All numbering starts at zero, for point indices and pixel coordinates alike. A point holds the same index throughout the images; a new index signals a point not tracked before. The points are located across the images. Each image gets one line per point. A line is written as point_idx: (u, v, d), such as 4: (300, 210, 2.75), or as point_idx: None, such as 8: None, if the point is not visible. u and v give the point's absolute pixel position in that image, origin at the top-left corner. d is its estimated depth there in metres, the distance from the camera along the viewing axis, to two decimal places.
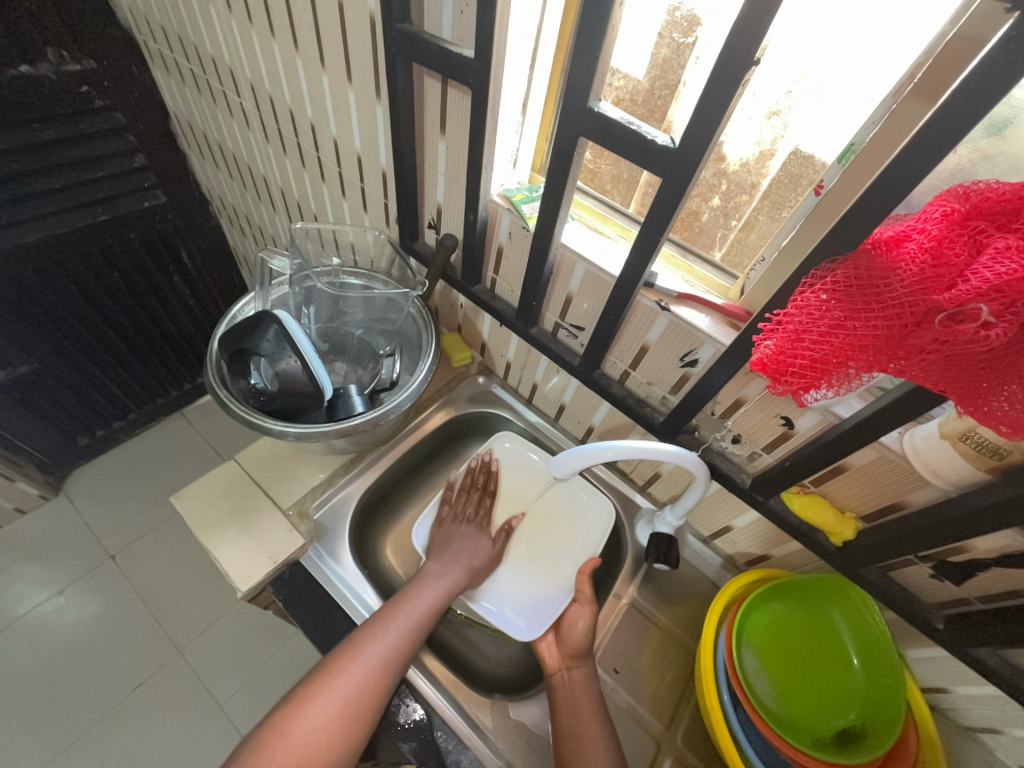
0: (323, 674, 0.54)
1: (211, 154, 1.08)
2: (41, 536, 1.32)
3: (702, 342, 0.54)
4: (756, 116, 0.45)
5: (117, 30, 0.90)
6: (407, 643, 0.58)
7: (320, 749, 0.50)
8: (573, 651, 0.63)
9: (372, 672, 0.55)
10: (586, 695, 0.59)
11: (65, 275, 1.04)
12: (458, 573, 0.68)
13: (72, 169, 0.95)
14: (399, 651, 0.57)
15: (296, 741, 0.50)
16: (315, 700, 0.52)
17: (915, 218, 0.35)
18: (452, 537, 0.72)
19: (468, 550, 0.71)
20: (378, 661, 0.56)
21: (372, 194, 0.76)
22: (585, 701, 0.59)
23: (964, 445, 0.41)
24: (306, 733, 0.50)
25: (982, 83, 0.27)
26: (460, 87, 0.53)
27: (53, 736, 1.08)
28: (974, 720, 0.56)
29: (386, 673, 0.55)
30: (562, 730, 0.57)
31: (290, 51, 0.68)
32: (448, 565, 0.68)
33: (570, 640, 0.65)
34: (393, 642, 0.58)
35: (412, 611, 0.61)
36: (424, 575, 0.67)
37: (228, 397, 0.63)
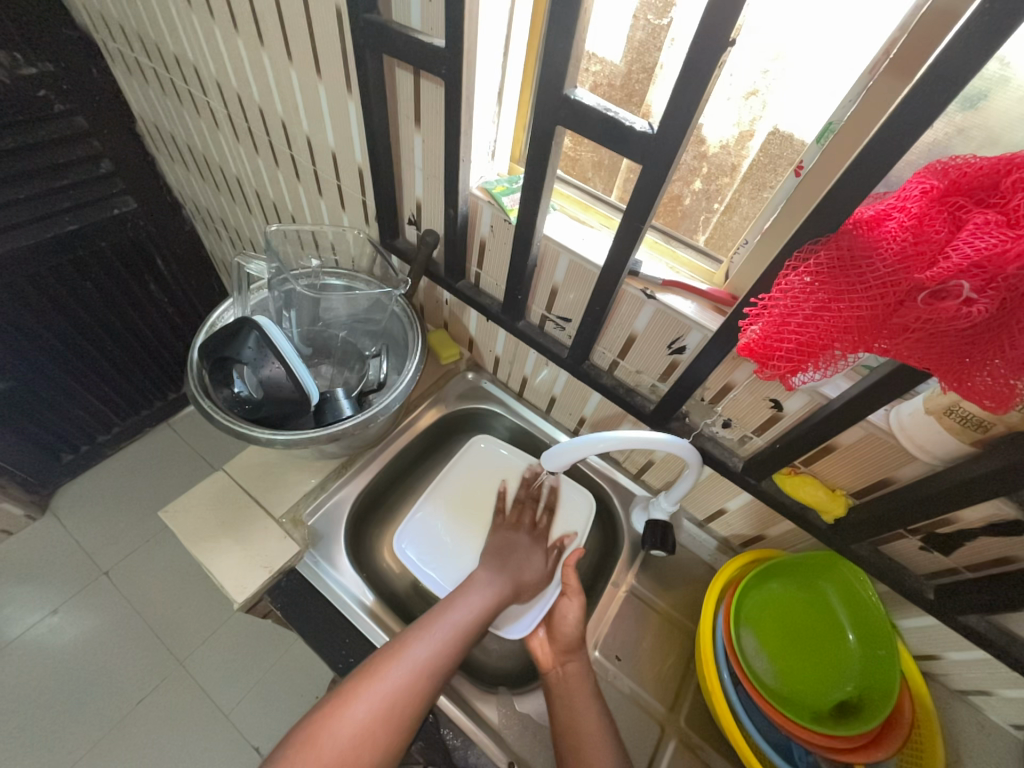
0: (366, 672, 0.55)
1: (181, 156, 1.05)
2: (30, 555, 1.29)
3: (689, 329, 0.54)
4: (733, 97, 0.45)
5: (72, 29, 0.87)
6: (450, 651, 0.58)
7: (359, 745, 0.50)
8: (566, 647, 0.63)
9: (415, 674, 0.55)
10: (581, 691, 0.60)
11: (37, 289, 1.01)
12: (505, 582, 0.68)
13: (35, 178, 0.92)
14: (442, 657, 0.57)
15: (337, 735, 0.50)
16: (357, 697, 0.53)
17: (895, 196, 0.35)
18: (502, 545, 0.73)
19: (517, 561, 0.71)
20: (421, 664, 0.56)
21: (349, 191, 0.74)
22: (582, 697, 0.59)
23: (948, 420, 0.42)
24: (347, 729, 0.51)
25: (958, 58, 0.27)
26: (433, 78, 0.52)
27: (56, 755, 1.07)
28: (965, 684, 0.58)
29: (428, 678, 0.56)
30: (558, 723, 0.57)
31: (255, 46, 0.66)
32: (493, 574, 0.69)
33: (563, 636, 0.65)
34: (436, 648, 0.58)
35: (457, 619, 0.62)
36: (472, 582, 0.67)
37: (211, 407, 0.61)
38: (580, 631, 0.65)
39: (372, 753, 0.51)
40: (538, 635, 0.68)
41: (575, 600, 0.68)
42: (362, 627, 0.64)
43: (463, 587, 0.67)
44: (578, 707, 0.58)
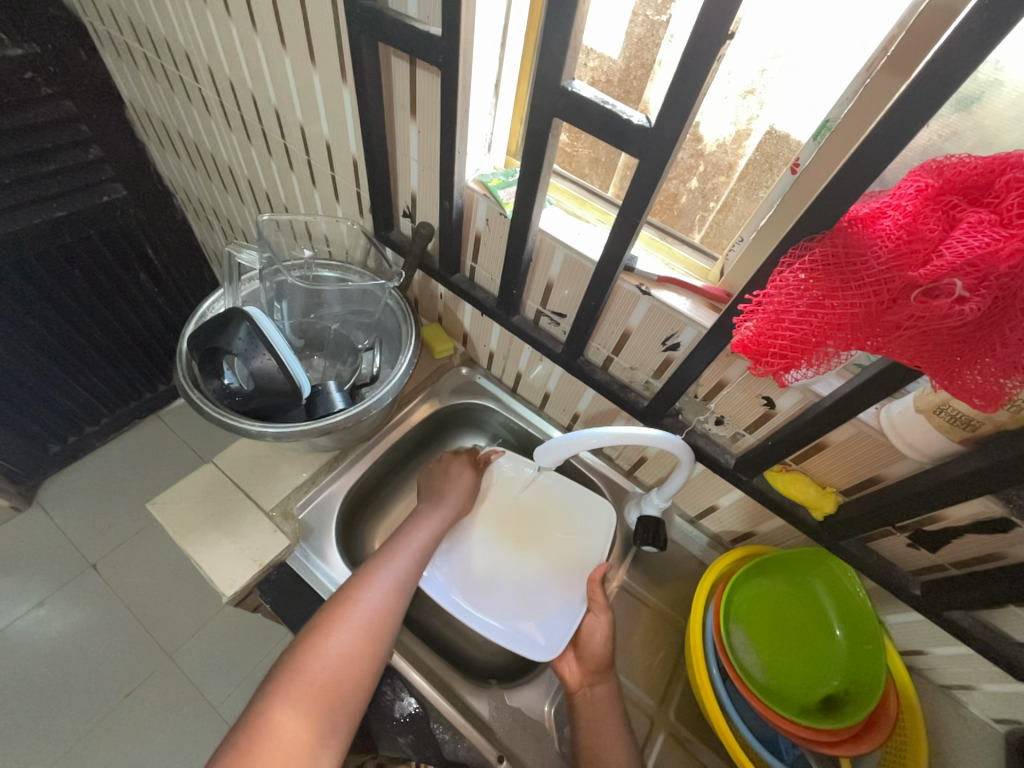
0: (339, 603, 0.56)
1: (172, 143, 1.03)
2: (16, 547, 1.28)
3: (683, 325, 0.54)
4: (731, 95, 0.45)
5: (60, 11, 0.85)
6: (414, 569, 0.63)
7: (350, 670, 0.52)
8: (594, 667, 0.62)
9: (388, 594, 0.58)
10: (609, 716, 0.58)
11: (24, 276, 1.00)
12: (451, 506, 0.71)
13: (22, 163, 0.90)
14: (405, 581, 0.61)
15: (326, 663, 0.51)
16: (338, 624, 0.54)
17: (890, 194, 0.35)
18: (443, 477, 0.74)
19: (455, 489, 0.73)
20: (391, 590, 0.59)
21: (343, 181, 0.74)
22: (608, 721, 0.58)
23: (938, 418, 0.42)
24: (336, 652, 0.52)
25: (955, 57, 0.27)
26: (429, 67, 0.51)
27: (41, 749, 1.06)
28: (948, 679, 0.59)
29: (398, 600, 0.59)
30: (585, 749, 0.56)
31: (248, 32, 0.65)
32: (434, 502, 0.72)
33: (590, 655, 0.63)
34: (400, 575, 0.61)
35: (414, 544, 0.65)
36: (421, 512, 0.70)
37: (200, 398, 0.60)
38: (608, 651, 0.63)
39: (363, 670, 0.53)
40: (566, 657, 0.65)
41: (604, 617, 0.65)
42: None
43: (411, 518, 0.69)
44: (609, 735, 0.56)
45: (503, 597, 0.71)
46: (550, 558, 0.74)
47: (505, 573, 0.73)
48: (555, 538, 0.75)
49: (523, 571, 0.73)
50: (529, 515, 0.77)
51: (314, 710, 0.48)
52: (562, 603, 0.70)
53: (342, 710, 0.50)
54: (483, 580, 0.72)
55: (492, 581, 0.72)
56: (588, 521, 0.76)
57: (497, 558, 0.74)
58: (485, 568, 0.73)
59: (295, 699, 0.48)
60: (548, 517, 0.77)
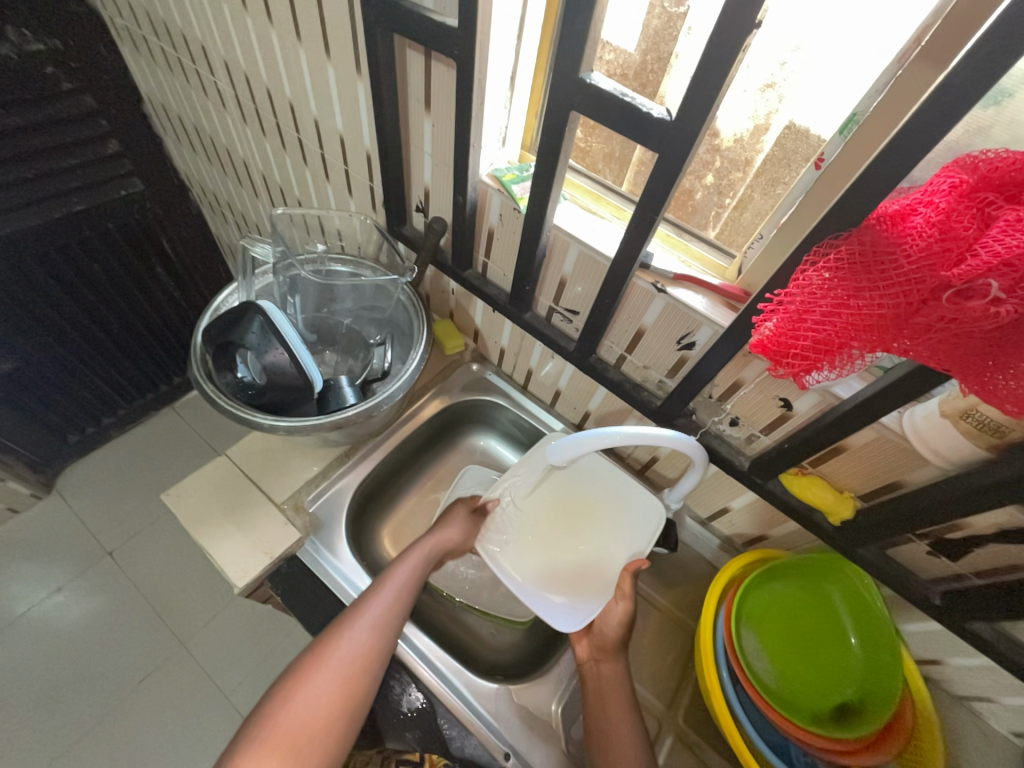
0: (318, 648, 0.56)
1: (188, 138, 1.04)
2: (35, 535, 1.31)
3: (699, 324, 0.53)
4: (750, 89, 0.43)
5: (80, 7, 0.86)
6: (401, 604, 0.60)
7: (323, 717, 0.52)
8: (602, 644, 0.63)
9: (370, 634, 0.56)
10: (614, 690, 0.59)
11: (45, 269, 1.01)
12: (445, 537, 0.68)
13: (43, 157, 0.91)
14: (386, 621, 0.58)
15: (297, 711, 0.52)
16: (313, 670, 0.54)
17: (922, 190, 0.34)
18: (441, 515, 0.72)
19: (446, 527, 0.69)
20: (370, 632, 0.57)
21: (356, 175, 0.73)
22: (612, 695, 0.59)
23: (965, 424, 0.41)
24: (311, 698, 0.52)
25: (995, 49, 0.26)
26: (445, 60, 0.50)
27: (59, 731, 1.09)
28: (967, 690, 0.57)
29: (379, 642, 0.57)
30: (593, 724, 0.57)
31: (264, 25, 0.64)
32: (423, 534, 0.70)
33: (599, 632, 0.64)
34: (382, 615, 0.58)
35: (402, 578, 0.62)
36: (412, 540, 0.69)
37: (213, 391, 0.60)
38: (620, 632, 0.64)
39: (339, 714, 0.53)
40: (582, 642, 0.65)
41: (625, 603, 0.64)
42: None
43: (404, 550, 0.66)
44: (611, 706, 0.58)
45: (536, 565, 0.69)
46: (599, 537, 0.70)
47: (540, 542, 0.70)
48: (595, 512, 0.72)
49: (558, 541, 0.70)
50: (570, 486, 0.73)
51: (285, 757, 0.49)
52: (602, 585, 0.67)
53: (314, 758, 0.50)
54: (518, 545, 0.70)
55: (526, 547, 0.70)
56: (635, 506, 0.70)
57: (535, 526, 0.71)
58: (521, 534, 0.71)
59: (267, 745, 0.50)
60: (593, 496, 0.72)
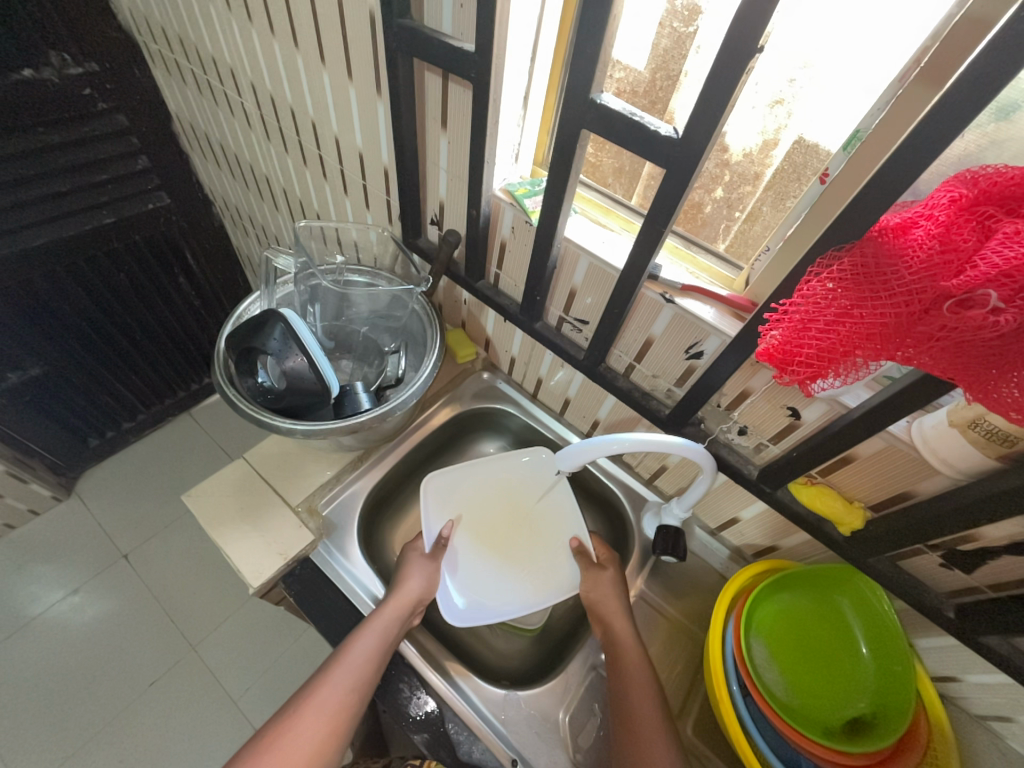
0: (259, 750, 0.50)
1: (213, 154, 1.08)
2: (55, 536, 1.33)
3: (707, 334, 0.54)
4: (759, 105, 0.45)
5: (118, 33, 0.91)
6: (360, 685, 0.56)
7: None
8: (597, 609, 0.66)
9: (323, 724, 0.52)
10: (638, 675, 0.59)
11: (73, 278, 1.05)
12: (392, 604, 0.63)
13: (76, 172, 0.95)
14: (343, 708, 0.54)
15: None
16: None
17: (923, 204, 0.35)
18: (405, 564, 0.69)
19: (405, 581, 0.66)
20: (321, 722, 0.53)
21: (374, 190, 0.76)
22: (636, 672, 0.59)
23: (973, 433, 0.41)
24: None
25: (989, 68, 0.27)
26: (461, 82, 0.53)
27: (71, 732, 1.10)
28: (985, 709, 0.56)
29: (334, 731, 0.53)
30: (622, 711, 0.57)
31: (290, 49, 0.68)
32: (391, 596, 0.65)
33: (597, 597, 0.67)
34: (334, 703, 0.54)
35: (360, 655, 0.57)
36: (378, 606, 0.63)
37: (235, 395, 0.63)
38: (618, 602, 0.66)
39: None
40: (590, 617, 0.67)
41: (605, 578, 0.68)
42: None
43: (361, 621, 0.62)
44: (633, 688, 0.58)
45: (473, 543, 0.73)
46: (528, 565, 0.72)
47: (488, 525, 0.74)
48: (554, 522, 0.75)
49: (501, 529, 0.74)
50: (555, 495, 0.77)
51: None
52: (495, 603, 0.69)
53: None
54: (474, 511, 0.75)
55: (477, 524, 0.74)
56: (561, 568, 0.72)
57: (500, 511, 0.75)
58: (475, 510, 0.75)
59: None
60: (547, 529, 0.75)
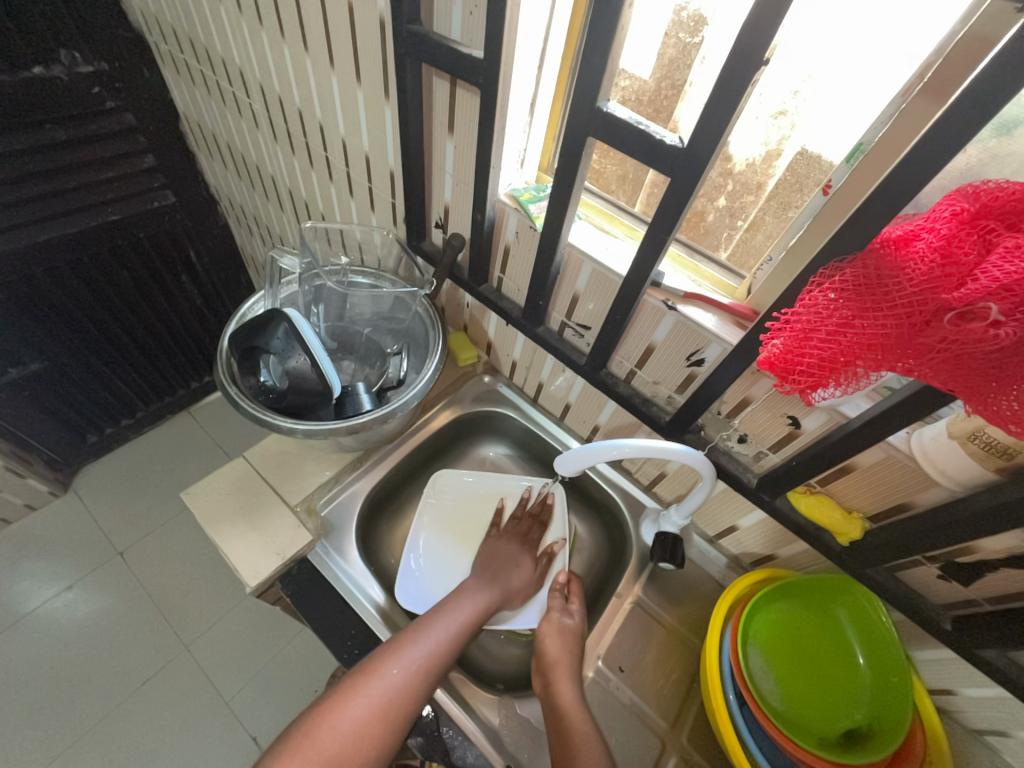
0: (307, 724, 0.50)
1: (220, 154, 1.09)
2: (50, 532, 1.33)
3: (709, 342, 0.54)
4: (763, 116, 0.45)
5: (128, 32, 0.91)
6: (446, 648, 0.58)
7: (357, 742, 0.49)
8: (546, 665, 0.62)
9: (412, 674, 0.54)
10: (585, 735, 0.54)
11: (76, 274, 1.05)
12: (495, 588, 0.67)
13: (83, 169, 0.96)
14: (431, 662, 0.56)
15: (338, 731, 0.49)
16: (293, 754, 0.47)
17: (924, 217, 0.35)
18: (500, 557, 0.72)
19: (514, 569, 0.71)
20: (412, 669, 0.55)
21: (379, 193, 0.76)
22: (582, 730, 0.55)
23: (972, 446, 0.41)
24: (348, 723, 0.50)
25: (993, 83, 0.27)
26: (468, 87, 0.53)
27: (61, 730, 1.09)
28: (981, 723, 0.55)
29: (421, 681, 0.55)
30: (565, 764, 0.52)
31: (299, 52, 0.68)
32: (475, 590, 0.67)
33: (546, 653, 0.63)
34: (424, 653, 0.56)
35: (450, 622, 0.61)
36: (457, 595, 0.65)
37: (237, 394, 0.63)
38: (567, 657, 0.63)
39: (370, 750, 0.49)
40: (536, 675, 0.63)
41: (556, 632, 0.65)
42: (369, 620, 0.65)
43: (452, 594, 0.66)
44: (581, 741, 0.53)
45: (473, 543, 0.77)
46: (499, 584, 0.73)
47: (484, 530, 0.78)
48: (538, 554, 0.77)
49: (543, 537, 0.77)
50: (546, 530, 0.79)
51: None
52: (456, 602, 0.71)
53: None
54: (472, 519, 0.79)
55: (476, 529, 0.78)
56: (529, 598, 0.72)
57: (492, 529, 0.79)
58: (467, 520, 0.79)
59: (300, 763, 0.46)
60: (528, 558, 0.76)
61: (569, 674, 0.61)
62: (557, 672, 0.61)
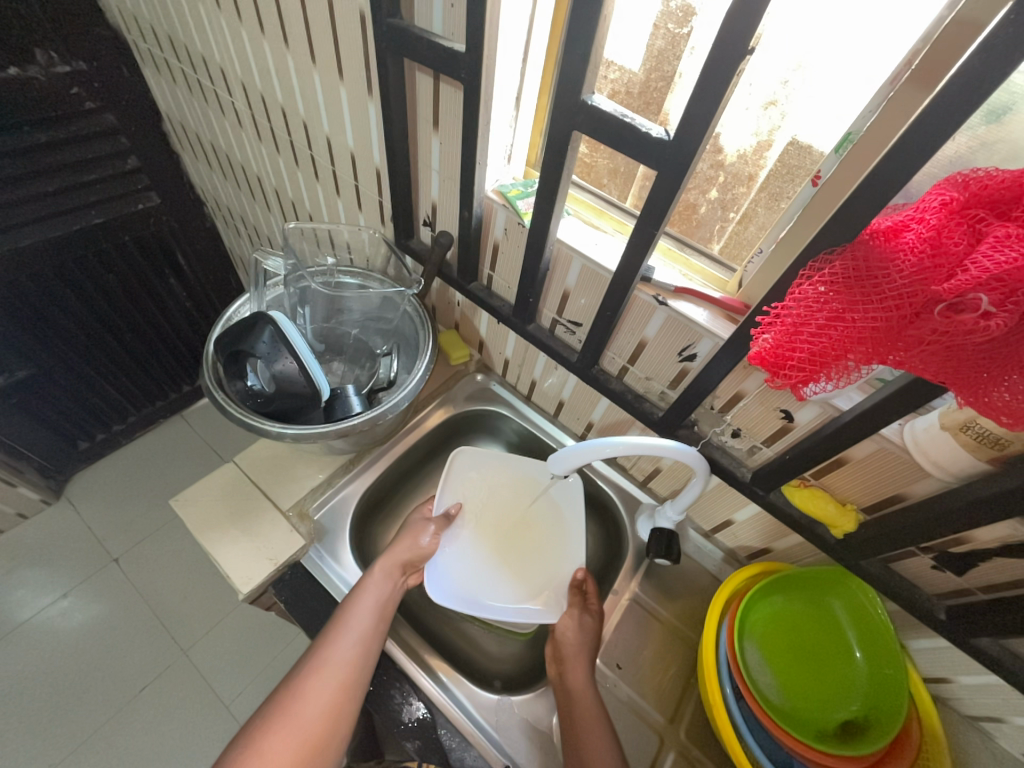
0: (240, 754, 0.48)
1: (205, 154, 1.07)
2: (44, 540, 1.32)
3: (700, 336, 0.54)
4: (753, 107, 0.44)
5: (106, 30, 0.90)
6: (364, 653, 0.56)
7: None
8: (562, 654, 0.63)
9: (333, 694, 0.52)
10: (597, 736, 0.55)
11: (62, 279, 1.04)
12: (392, 561, 0.64)
13: (64, 172, 0.94)
14: (352, 673, 0.54)
15: None
16: None
17: (913, 208, 0.34)
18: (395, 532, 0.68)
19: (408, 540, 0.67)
20: (330, 690, 0.52)
21: (366, 190, 0.75)
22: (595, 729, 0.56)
23: (964, 436, 0.41)
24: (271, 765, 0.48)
25: (981, 70, 0.26)
26: (452, 82, 0.52)
27: (59, 739, 1.09)
28: (977, 710, 0.55)
29: (343, 697, 0.52)
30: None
31: (281, 49, 0.67)
32: (385, 572, 0.63)
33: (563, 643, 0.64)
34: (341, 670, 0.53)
35: (361, 622, 0.57)
36: (364, 586, 0.61)
37: (224, 399, 0.62)
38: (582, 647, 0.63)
39: None
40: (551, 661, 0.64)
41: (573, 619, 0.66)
42: None
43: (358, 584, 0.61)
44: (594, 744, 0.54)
45: (467, 533, 0.73)
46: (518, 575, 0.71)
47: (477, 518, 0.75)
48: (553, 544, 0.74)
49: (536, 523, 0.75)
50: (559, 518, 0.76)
51: None
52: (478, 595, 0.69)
53: None
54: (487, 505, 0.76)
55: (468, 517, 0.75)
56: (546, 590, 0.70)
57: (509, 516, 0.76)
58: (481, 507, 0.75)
59: None
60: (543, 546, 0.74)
61: (583, 666, 0.61)
62: (573, 664, 0.62)
